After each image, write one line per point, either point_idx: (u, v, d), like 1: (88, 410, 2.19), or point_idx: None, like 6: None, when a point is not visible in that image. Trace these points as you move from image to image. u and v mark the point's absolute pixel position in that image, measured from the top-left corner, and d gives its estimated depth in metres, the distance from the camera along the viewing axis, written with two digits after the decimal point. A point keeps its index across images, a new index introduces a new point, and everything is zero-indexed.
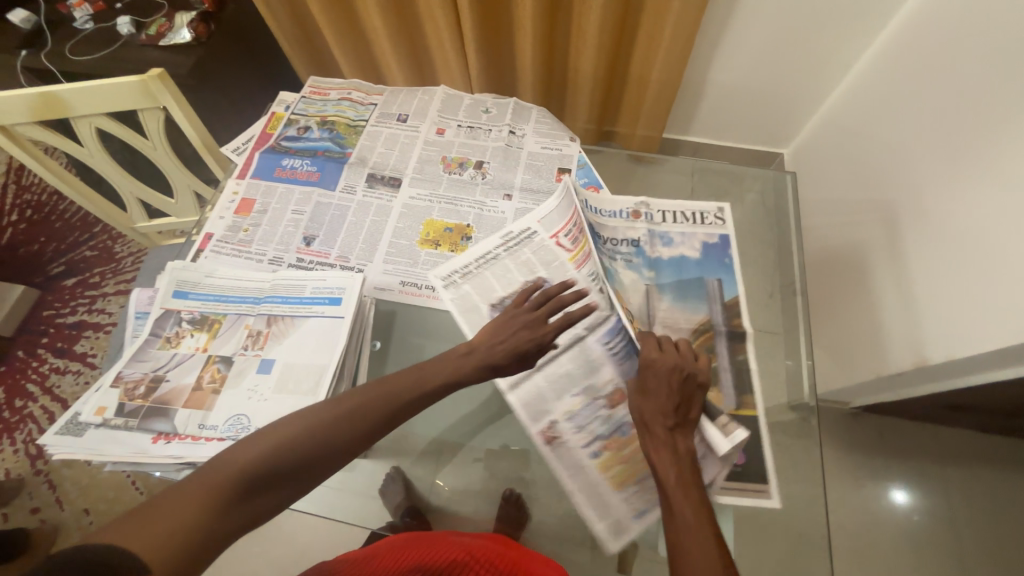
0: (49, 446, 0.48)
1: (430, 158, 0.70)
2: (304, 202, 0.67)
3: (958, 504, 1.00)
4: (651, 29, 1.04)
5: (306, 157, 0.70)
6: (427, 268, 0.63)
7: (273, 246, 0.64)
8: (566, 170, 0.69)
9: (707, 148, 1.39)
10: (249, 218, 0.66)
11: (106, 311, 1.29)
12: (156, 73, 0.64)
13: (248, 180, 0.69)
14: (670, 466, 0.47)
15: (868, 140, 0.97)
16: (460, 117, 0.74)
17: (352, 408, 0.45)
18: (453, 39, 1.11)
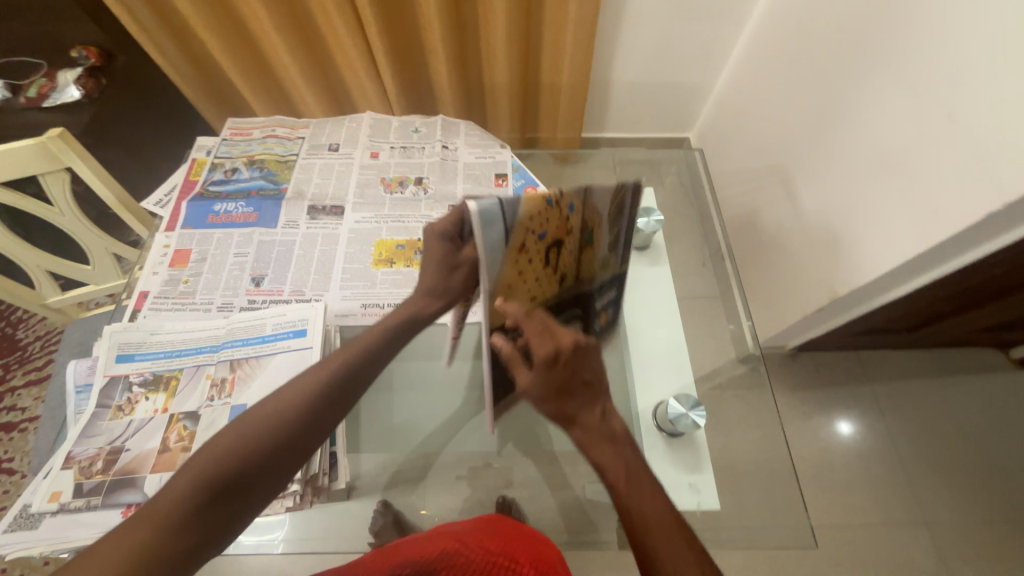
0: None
1: (369, 182, 0.71)
2: (246, 243, 0.65)
3: (887, 416, 1.15)
4: (554, 39, 1.12)
5: (239, 199, 0.68)
6: (386, 287, 0.63)
7: (220, 292, 0.62)
8: (502, 174, 0.73)
9: (625, 142, 1.50)
10: (187, 269, 0.63)
11: (17, 407, 1.14)
12: (56, 133, 0.60)
13: (179, 231, 0.66)
14: (613, 462, 0.46)
15: (757, 114, 1.11)
16: (392, 139, 0.76)
17: (286, 413, 0.44)
18: (367, 68, 1.13)
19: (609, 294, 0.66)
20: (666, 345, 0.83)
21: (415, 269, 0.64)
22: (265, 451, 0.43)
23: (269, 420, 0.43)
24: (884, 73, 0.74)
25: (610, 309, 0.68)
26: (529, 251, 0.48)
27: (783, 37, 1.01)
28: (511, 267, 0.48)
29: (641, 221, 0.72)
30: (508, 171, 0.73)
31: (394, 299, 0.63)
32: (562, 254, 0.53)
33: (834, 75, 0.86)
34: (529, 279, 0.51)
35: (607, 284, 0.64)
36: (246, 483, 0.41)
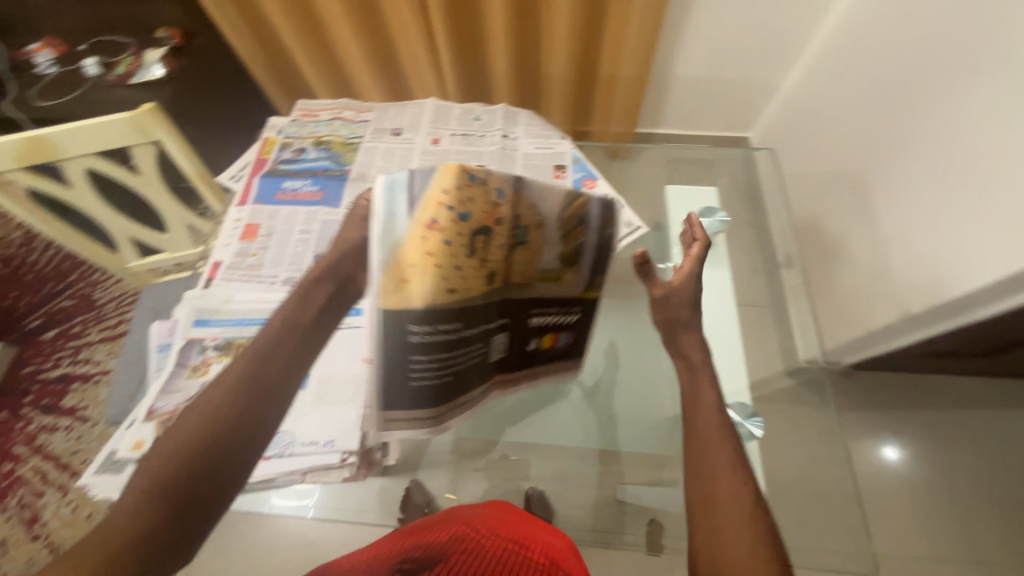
0: (98, 480, 0.54)
1: (429, 167, 0.72)
2: (311, 221, 0.67)
3: (949, 447, 1.07)
4: (616, 29, 1.09)
5: (305, 178, 0.71)
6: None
7: (285, 267, 0.65)
8: (561, 167, 0.72)
9: (679, 139, 1.45)
10: (256, 242, 0.66)
11: (92, 361, 1.24)
12: (147, 107, 0.64)
13: (250, 206, 0.69)
14: (700, 387, 0.50)
15: (830, 115, 1.04)
16: (453, 126, 0.76)
17: (232, 409, 0.39)
18: (427, 55, 1.14)
19: (555, 314, 0.56)
20: (716, 352, 0.80)
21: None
22: (222, 451, 0.38)
23: (216, 417, 0.38)
24: (984, 72, 0.68)
25: (565, 333, 0.60)
26: (438, 229, 0.41)
27: (867, 32, 0.94)
28: (416, 242, 0.42)
29: None
30: (567, 163, 0.72)
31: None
32: (493, 246, 0.46)
33: (923, 75, 0.79)
34: (444, 266, 0.43)
35: (559, 305, 0.56)
36: (210, 487, 0.37)
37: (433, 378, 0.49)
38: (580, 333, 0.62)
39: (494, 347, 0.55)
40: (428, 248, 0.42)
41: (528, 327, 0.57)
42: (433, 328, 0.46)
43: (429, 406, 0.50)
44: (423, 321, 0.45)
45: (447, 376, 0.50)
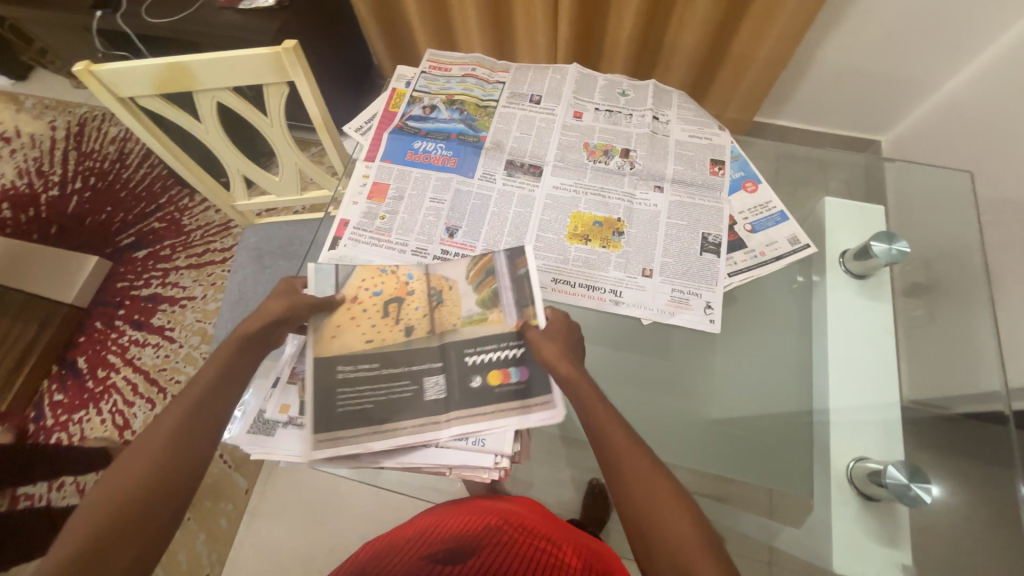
0: (248, 445, 0.54)
1: (571, 145, 0.68)
2: (443, 189, 0.65)
3: None
4: (769, 2, 0.96)
5: (438, 141, 0.67)
6: (578, 264, 0.62)
7: (415, 236, 0.62)
8: (719, 162, 0.68)
9: (798, 133, 1.31)
10: (384, 204, 0.63)
11: (179, 285, 1.29)
12: (290, 44, 0.60)
13: (378, 163, 0.66)
14: (612, 432, 0.48)
15: (1008, 132, 0.90)
16: (597, 99, 0.71)
17: (167, 441, 0.44)
18: (546, 7, 1.03)
19: (491, 349, 0.56)
20: None
21: (610, 251, 0.62)
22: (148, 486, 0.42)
23: (152, 454, 0.43)
24: None
25: (515, 367, 0.56)
26: (363, 301, 0.57)
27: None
28: (341, 313, 0.57)
29: (880, 247, 0.63)
30: (725, 159, 0.68)
31: (585, 279, 0.62)
32: (409, 310, 0.58)
33: None
34: (365, 326, 0.57)
35: (493, 341, 0.56)
36: (142, 535, 0.41)
37: (364, 404, 0.55)
38: (532, 369, 0.55)
39: (425, 385, 0.55)
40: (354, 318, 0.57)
41: (464, 368, 0.56)
42: (359, 366, 0.56)
43: (365, 426, 0.54)
44: (350, 359, 0.56)
45: (372, 401, 0.55)
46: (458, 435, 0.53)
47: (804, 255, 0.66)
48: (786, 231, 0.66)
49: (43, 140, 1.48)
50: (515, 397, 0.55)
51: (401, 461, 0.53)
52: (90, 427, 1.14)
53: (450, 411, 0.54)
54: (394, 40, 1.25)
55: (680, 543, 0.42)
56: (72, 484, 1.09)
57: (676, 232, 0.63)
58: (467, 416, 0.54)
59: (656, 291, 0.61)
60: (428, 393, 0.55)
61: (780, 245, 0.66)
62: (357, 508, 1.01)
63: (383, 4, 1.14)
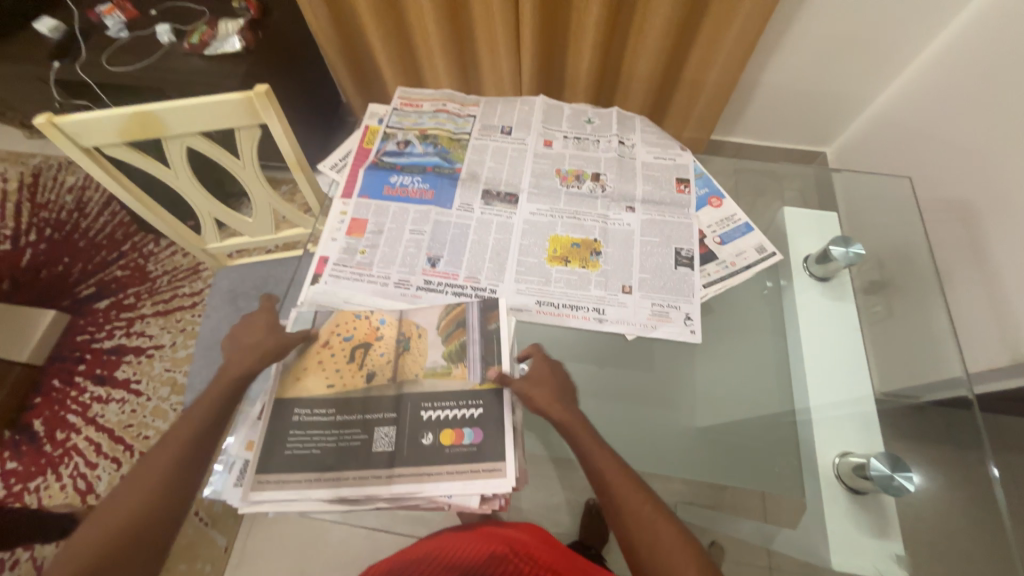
0: (234, 499, 0.47)
1: (544, 172, 0.71)
2: (422, 221, 0.65)
3: None
4: (714, 33, 1.04)
5: (414, 174, 0.68)
6: (560, 285, 0.64)
7: (396, 268, 0.62)
8: (684, 180, 0.72)
9: (751, 149, 1.39)
10: (364, 239, 0.64)
11: (146, 334, 1.23)
12: (262, 89, 0.60)
13: (356, 200, 0.66)
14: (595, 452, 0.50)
15: (936, 140, 0.99)
16: (565, 127, 0.75)
17: (159, 484, 0.46)
18: (508, 45, 1.08)
19: (449, 406, 0.51)
20: None
21: (590, 271, 0.64)
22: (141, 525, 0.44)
23: (152, 485, 0.46)
24: None
25: (470, 428, 0.50)
26: (331, 346, 0.54)
27: (983, 60, 0.89)
28: (308, 355, 0.54)
29: (838, 251, 0.68)
30: (689, 178, 0.72)
31: (568, 299, 0.63)
32: (374, 356, 0.54)
33: None
34: (328, 371, 0.53)
35: (453, 397, 0.51)
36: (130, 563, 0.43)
37: (310, 449, 0.49)
38: (488, 433, 0.49)
39: (375, 437, 0.50)
40: (321, 362, 0.54)
41: (419, 423, 0.50)
42: (316, 409, 0.51)
43: (303, 475, 0.48)
44: (308, 402, 0.51)
45: (318, 448, 0.49)
46: (399, 496, 0.47)
47: (772, 263, 0.69)
48: (753, 241, 0.69)
49: None
50: (464, 458, 0.48)
51: (337, 504, 0.47)
52: (48, 495, 1.05)
53: (395, 469, 0.48)
54: (362, 78, 1.28)
55: (665, 552, 0.45)
56: (27, 561, 0.99)
57: (651, 248, 0.66)
58: (415, 475, 0.48)
59: (637, 306, 0.63)
60: (376, 445, 0.49)
61: (749, 254, 0.69)
62: (348, 556, 0.96)
63: (350, 46, 1.17)
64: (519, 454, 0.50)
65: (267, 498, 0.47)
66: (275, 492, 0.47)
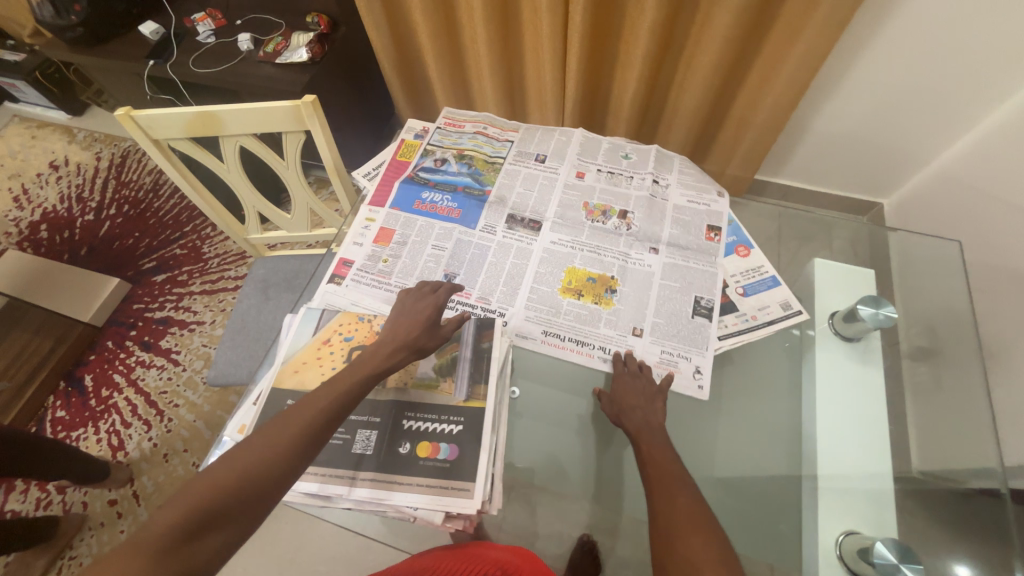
0: None
1: (571, 204, 0.73)
2: (446, 237, 0.70)
3: None
4: (764, 73, 1.02)
5: (445, 192, 0.73)
6: (568, 317, 0.66)
7: (414, 279, 0.65)
8: (715, 228, 0.72)
9: (798, 192, 1.34)
10: (388, 248, 0.68)
11: (191, 309, 1.34)
12: (308, 100, 0.65)
13: (387, 210, 0.71)
14: (651, 445, 0.53)
15: (1001, 205, 0.91)
16: (600, 161, 0.78)
17: (298, 431, 0.42)
18: (554, 73, 1.11)
19: (432, 419, 0.52)
20: None
21: (602, 307, 0.66)
22: (256, 473, 0.39)
23: (291, 430, 0.42)
24: None
25: (447, 443, 0.50)
26: (332, 344, 0.54)
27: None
28: (308, 351, 0.53)
29: (866, 311, 0.63)
30: (721, 225, 0.72)
31: (575, 332, 0.65)
32: None
33: None
34: (325, 368, 0.52)
35: (436, 410, 0.52)
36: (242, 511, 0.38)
37: None
38: (464, 451, 0.49)
39: (355, 439, 0.51)
40: (319, 359, 0.53)
41: (400, 431, 0.51)
42: None
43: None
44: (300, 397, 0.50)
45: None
46: (365, 501, 0.48)
47: (796, 322, 0.67)
48: (779, 297, 0.67)
49: (88, 168, 1.60)
50: (433, 473, 0.49)
51: (309, 497, 0.48)
52: (85, 445, 1.15)
53: (365, 473, 0.49)
54: (415, 92, 1.35)
55: (693, 556, 0.42)
56: (58, 503, 1.09)
57: (668, 293, 0.66)
58: (383, 482, 0.48)
59: (645, 350, 0.63)
60: (354, 447, 0.50)
61: (772, 309, 0.67)
62: (336, 549, 0.99)
63: (407, 62, 1.25)
64: (493, 477, 0.50)
65: None
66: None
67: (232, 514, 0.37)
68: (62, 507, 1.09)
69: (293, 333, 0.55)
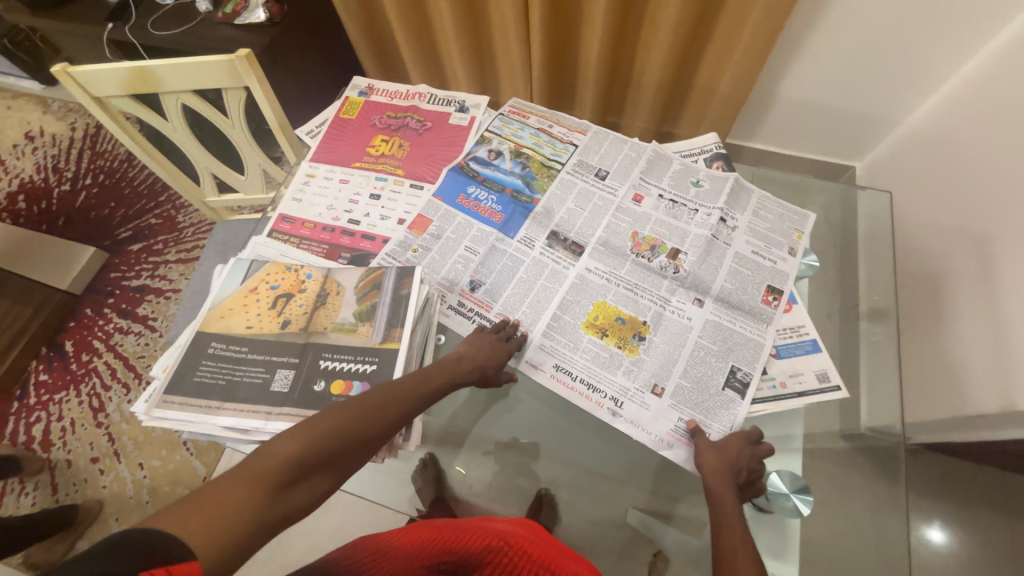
0: (140, 417, 0.51)
1: (621, 231, 0.73)
2: (480, 241, 0.71)
3: (997, 553, 0.98)
4: (729, 30, 0.99)
5: (492, 192, 0.75)
6: (587, 355, 0.66)
7: (441, 276, 0.69)
8: (776, 290, 0.70)
9: (772, 158, 1.31)
10: (421, 238, 0.71)
11: (167, 277, 1.36)
12: (242, 54, 0.65)
13: (430, 198, 0.73)
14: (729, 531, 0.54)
15: (965, 162, 0.90)
16: (664, 185, 0.77)
17: (385, 406, 0.48)
18: (518, 33, 1.09)
19: (348, 359, 0.54)
20: None
21: (625, 353, 0.66)
22: (346, 435, 0.44)
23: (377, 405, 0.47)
24: None
25: (360, 381, 0.53)
26: (258, 292, 0.57)
27: (1017, 80, 0.81)
28: (236, 298, 0.57)
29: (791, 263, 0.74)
30: (782, 290, 0.71)
31: (589, 374, 0.65)
32: (293, 306, 0.57)
33: None
34: (250, 314, 0.56)
35: (352, 352, 0.54)
36: (332, 467, 0.42)
37: (215, 380, 0.52)
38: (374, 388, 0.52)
39: (274, 377, 0.53)
40: (246, 305, 0.57)
41: (316, 370, 0.53)
42: (230, 345, 0.54)
43: (205, 402, 0.51)
44: (224, 338, 0.54)
45: (224, 379, 0.52)
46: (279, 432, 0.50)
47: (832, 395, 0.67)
48: (814, 365, 0.67)
49: (63, 139, 1.60)
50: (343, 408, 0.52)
51: (224, 428, 0.50)
52: (68, 407, 1.20)
53: (281, 408, 0.51)
54: (385, 56, 1.33)
55: None
56: (44, 461, 1.15)
57: (703, 355, 0.66)
58: (294, 417, 0.51)
59: (661, 410, 0.64)
60: (273, 384, 0.52)
61: (806, 378, 0.67)
62: None
63: (374, 26, 1.22)
64: None
65: (169, 415, 0.50)
66: (177, 412, 0.50)
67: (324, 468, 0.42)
68: (55, 501, 1.11)
69: (221, 281, 0.59)
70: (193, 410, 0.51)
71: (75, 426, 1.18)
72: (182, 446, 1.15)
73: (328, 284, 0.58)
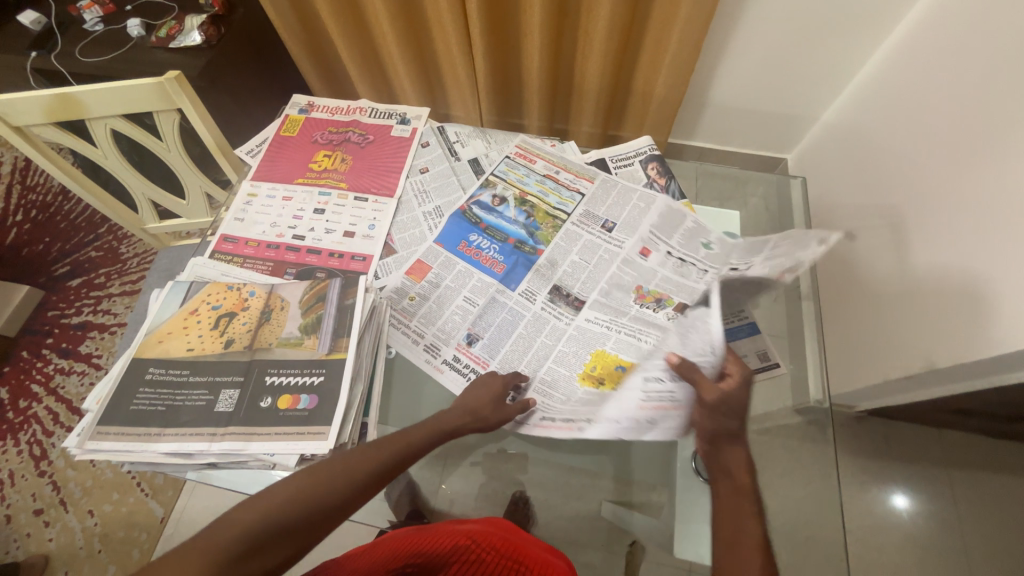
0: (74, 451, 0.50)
1: (624, 283, 0.71)
2: (480, 292, 0.70)
3: (938, 503, 1.06)
4: (658, 38, 1.06)
5: (494, 240, 0.74)
6: (581, 404, 0.65)
7: (434, 330, 0.68)
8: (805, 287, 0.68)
9: (712, 153, 1.38)
10: (418, 285, 0.70)
11: (111, 311, 1.29)
12: (171, 75, 0.65)
13: (431, 244, 0.73)
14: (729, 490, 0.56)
15: (876, 148, 0.98)
16: (675, 241, 0.73)
17: (356, 469, 0.48)
18: (461, 46, 1.12)
19: (295, 373, 0.54)
20: None
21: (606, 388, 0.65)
22: (313, 501, 0.44)
23: (350, 467, 0.48)
24: None
25: (308, 395, 0.53)
26: (199, 313, 0.57)
27: (912, 72, 0.90)
28: (175, 321, 0.56)
29: None
30: None
31: (572, 411, 0.64)
32: (236, 325, 0.56)
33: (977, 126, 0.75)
34: (190, 336, 0.55)
35: (299, 365, 0.54)
36: (296, 534, 0.43)
37: (154, 407, 0.52)
38: (323, 399, 0.52)
39: (219, 398, 0.53)
40: (186, 327, 0.56)
41: (262, 387, 0.53)
42: (169, 370, 0.54)
43: (144, 429, 0.50)
44: (163, 363, 0.54)
45: (163, 405, 0.52)
46: (227, 452, 0.50)
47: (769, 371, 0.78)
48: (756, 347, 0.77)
49: None
50: (291, 419, 0.52)
51: (166, 453, 0.50)
52: (6, 458, 1.12)
53: (228, 428, 0.51)
54: (331, 74, 1.33)
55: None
56: None
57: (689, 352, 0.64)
58: (241, 434, 0.51)
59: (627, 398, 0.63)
60: (217, 405, 0.52)
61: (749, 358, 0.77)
62: None
63: (317, 44, 1.22)
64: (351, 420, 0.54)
65: (107, 446, 0.49)
66: (114, 442, 0.50)
67: (287, 536, 0.42)
68: None
69: (158, 305, 0.58)
70: (132, 439, 0.50)
71: (12, 478, 1.10)
72: (136, 487, 1.09)
73: (271, 300, 0.58)
